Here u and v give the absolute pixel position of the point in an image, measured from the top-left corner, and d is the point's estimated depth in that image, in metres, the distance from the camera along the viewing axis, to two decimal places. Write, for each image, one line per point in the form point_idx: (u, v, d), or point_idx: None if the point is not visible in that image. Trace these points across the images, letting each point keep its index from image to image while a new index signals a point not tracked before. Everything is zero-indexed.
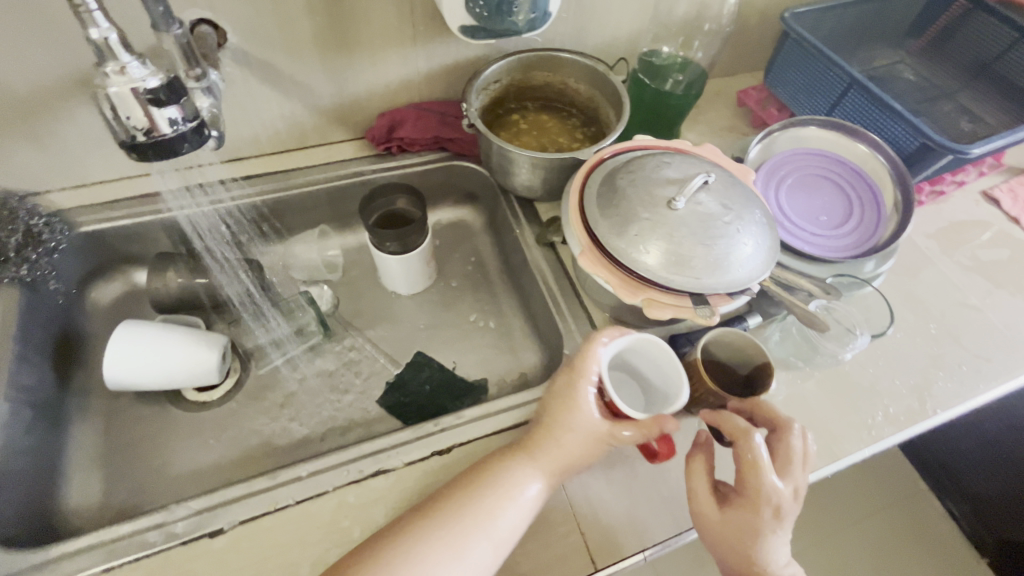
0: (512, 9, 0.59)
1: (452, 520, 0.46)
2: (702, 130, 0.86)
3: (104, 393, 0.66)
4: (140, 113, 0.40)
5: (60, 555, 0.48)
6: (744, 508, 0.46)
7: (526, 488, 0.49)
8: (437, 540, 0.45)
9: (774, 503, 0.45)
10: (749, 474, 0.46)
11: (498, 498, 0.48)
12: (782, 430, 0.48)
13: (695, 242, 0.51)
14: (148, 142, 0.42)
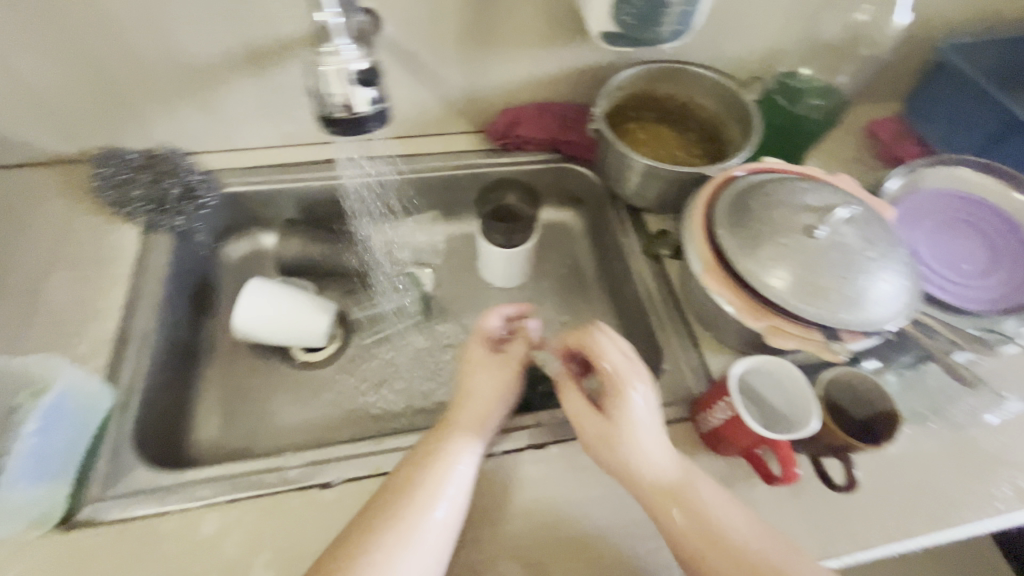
0: (660, 19, 0.60)
1: (399, 515, 0.46)
2: (827, 157, 0.82)
3: (226, 341, 0.73)
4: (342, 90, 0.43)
5: (190, 480, 0.53)
6: (629, 443, 0.49)
7: (470, 455, 0.52)
8: (384, 540, 0.44)
9: (647, 428, 0.50)
10: (609, 400, 0.52)
11: (445, 474, 0.49)
12: (597, 346, 0.54)
13: (832, 273, 0.49)
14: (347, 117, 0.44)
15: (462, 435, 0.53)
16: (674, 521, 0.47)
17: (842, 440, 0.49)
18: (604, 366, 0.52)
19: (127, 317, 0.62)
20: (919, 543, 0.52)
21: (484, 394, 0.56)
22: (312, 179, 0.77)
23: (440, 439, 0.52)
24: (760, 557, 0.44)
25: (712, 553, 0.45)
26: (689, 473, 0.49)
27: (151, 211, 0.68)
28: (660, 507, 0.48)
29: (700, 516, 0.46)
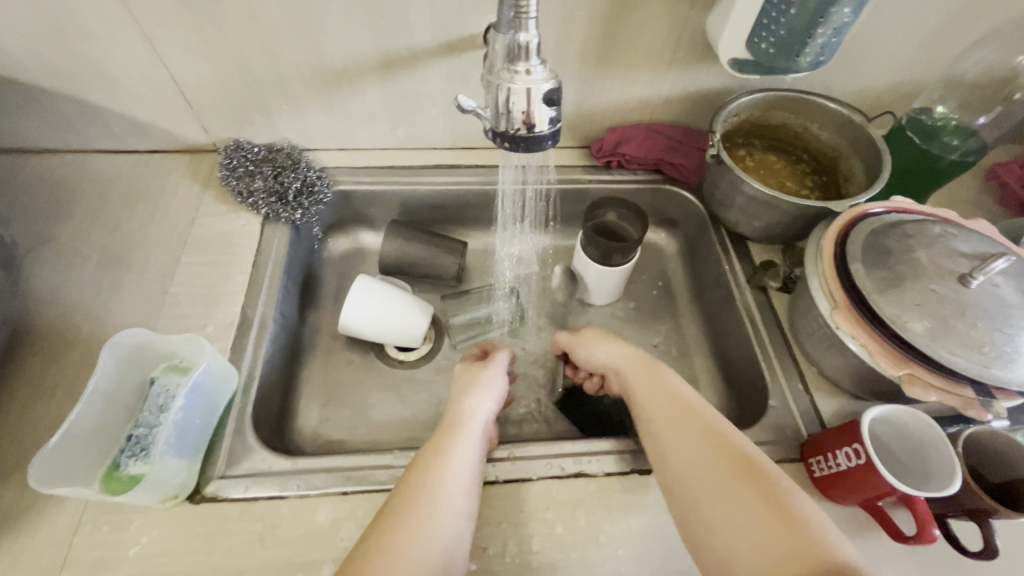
0: (802, 49, 0.58)
1: (421, 496, 0.45)
2: (946, 199, 0.78)
3: (327, 333, 0.75)
4: (526, 108, 0.42)
5: (306, 468, 0.54)
6: (625, 366, 0.59)
7: (472, 451, 0.51)
8: (414, 514, 0.43)
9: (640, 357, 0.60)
10: (591, 339, 0.64)
11: (456, 464, 0.49)
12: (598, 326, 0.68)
13: (989, 327, 0.47)
14: (525, 136, 0.43)
15: (463, 428, 0.53)
16: (665, 420, 0.50)
17: (985, 504, 0.46)
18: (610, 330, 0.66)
19: (247, 302, 0.65)
20: None
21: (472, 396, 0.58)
22: (418, 184, 0.79)
23: (443, 436, 0.52)
24: (732, 440, 0.45)
25: (697, 441, 0.46)
26: (686, 390, 0.53)
27: (273, 202, 0.71)
28: (654, 410, 0.52)
29: (671, 413, 0.50)
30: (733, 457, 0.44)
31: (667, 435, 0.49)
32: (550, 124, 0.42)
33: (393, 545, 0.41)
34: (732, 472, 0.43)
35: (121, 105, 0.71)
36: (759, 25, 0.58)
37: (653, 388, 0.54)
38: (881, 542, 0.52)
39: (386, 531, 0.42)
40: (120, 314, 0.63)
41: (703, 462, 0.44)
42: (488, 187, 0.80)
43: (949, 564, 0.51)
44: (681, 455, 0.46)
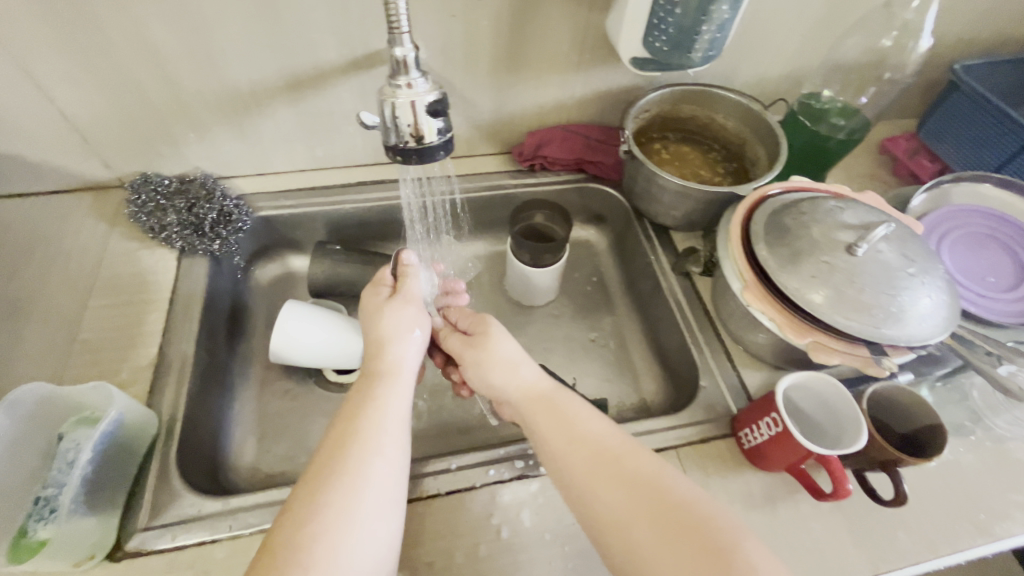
0: (692, 45, 0.61)
1: (351, 444, 0.45)
2: (845, 175, 0.85)
3: (260, 364, 0.73)
4: (412, 120, 0.42)
5: (239, 507, 0.52)
6: (527, 405, 0.52)
7: (403, 395, 0.52)
8: (344, 467, 0.44)
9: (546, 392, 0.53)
10: (487, 366, 0.57)
11: (385, 410, 0.49)
12: (492, 338, 0.59)
13: (876, 291, 0.50)
14: (415, 148, 0.43)
15: (388, 373, 0.53)
16: (587, 470, 0.45)
17: (891, 455, 0.50)
18: (508, 349, 0.57)
19: (166, 341, 0.62)
20: (963, 556, 0.54)
21: (397, 334, 0.56)
22: (342, 203, 0.78)
23: (368, 384, 0.52)
24: (665, 487, 0.42)
25: (607, 473, 0.44)
26: (593, 413, 0.50)
27: (187, 234, 0.68)
28: (563, 450, 0.47)
29: (580, 443, 0.47)
30: (641, 482, 0.43)
31: (589, 486, 0.45)
32: (438, 135, 0.43)
33: (330, 501, 0.42)
34: (639, 498, 0.42)
35: (6, 145, 0.67)
36: (650, 25, 0.61)
37: (570, 436, 0.48)
38: (808, 503, 0.56)
39: (318, 486, 0.42)
40: (22, 368, 0.58)
41: (647, 516, 0.41)
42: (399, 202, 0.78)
43: (871, 514, 0.55)
44: (616, 508, 0.42)
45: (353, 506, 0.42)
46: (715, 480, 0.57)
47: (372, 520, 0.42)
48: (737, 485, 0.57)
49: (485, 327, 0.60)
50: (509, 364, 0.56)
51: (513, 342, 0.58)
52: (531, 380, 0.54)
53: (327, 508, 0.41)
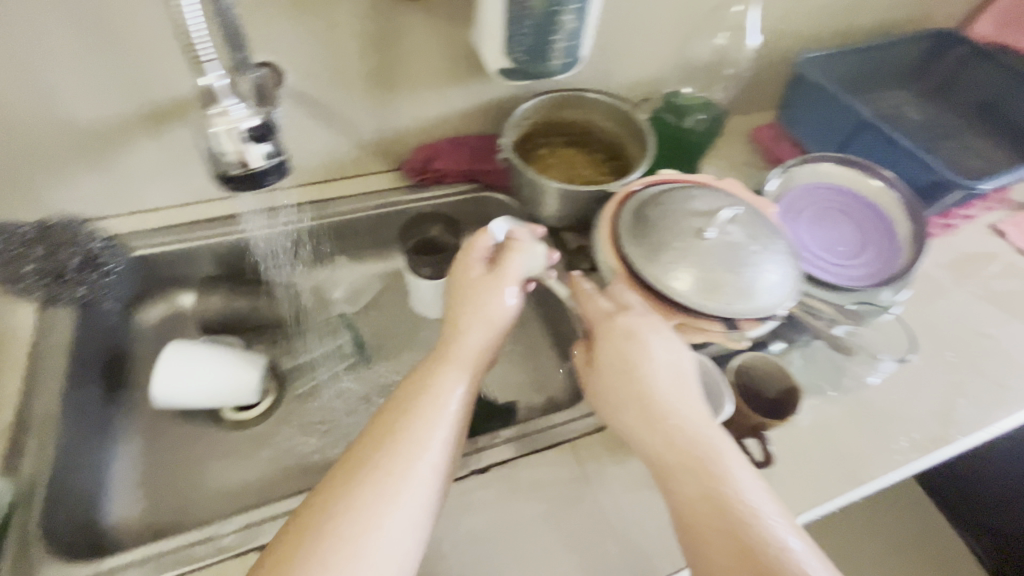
0: (549, 55, 0.64)
1: (396, 435, 0.46)
2: (720, 165, 0.91)
3: (149, 412, 0.69)
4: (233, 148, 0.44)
5: (117, 565, 0.51)
6: (666, 442, 0.47)
7: (460, 392, 0.50)
8: (384, 461, 0.44)
9: (678, 420, 0.47)
10: (635, 396, 0.49)
11: (438, 407, 0.48)
12: (637, 358, 0.50)
13: (723, 271, 0.55)
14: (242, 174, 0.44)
15: (453, 363, 0.51)
16: (696, 506, 0.43)
17: (753, 421, 0.55)
18: (653, 373, 0.49)
19: (27, 403, 0.58)
20: (836, 503, 0.60)
21: (477, 320, 0.53)
22: (225, 236, 0.74)
23: (429, 369, 0.51)
24: (743, 520, 0.42)
25: (705, 510, 0.43)
26: (709, 443, 0.46)
27: (47, 282, 0.64)
28: (682, 482, 0.45)
29: (694, 478, 0.44)
30: (728, 518, 0.42)
31: (692, 519, 0.43)
32: (264, 161, 0.46)
33: (367, 492, 0.42)
34: (725, 535, 0.41)
35: None
36: (508, 37, 0.63)
37: (691, 468, 0.45)
38: None
39: (356, 476, 0.43)
40: None
41: (710, 522, 0.42)
42: (246, 237, 0.75)
43: None
44: (714, 547, 0.41)
45: (392, 505, 0.43)
46: (608, 466, 0.60)
47: (408, 524, 0.43)
48: (629, 469, 0.60)
49: (615, 340, 0.51)
50: (649, 399, 0.48)
51: (655, 367, 0.49)
52: (691, 413, 0.48)
53: (362, 503, 0.42)
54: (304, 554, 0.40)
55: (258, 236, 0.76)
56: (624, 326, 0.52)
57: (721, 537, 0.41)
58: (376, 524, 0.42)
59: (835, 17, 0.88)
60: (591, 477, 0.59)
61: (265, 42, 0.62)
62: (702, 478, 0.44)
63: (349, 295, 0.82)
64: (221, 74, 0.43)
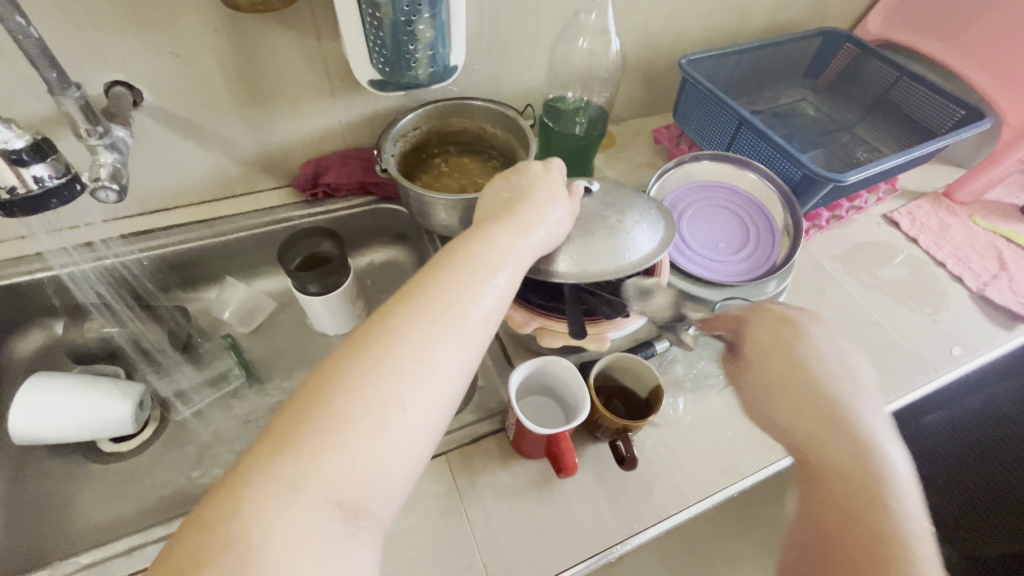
0: (412, 64, 0.64)
1: (426, 309, 0.40)
2: (622, 166, 0.92)
3: (15, 450, 0.66)
4: (7, 173, 0.40)
5: None
6: (846, 421, 0.39)
7: (495, 284, 0.44)
8: (404, 335, 0.38)
9: (814, 398, 0.41)
10: (819, 373, 0.42)
11: (469, 294, 0.42)
12: (788, 344, 0.44)
13: (582, 237, 0.53)
14: (14, 200, 0.41)
15: (490, 252, 0.45)
16: (838, 492, 0.37)
17: (618, 423, 0.55)
18: (801, 353, 0.43)
19: None
20: (713, 500, 0.59)
21: (528, 221, 0.49)
22: (83, 263, 0.71)
23: (470, 253, 0.45)
24: (877, 520, 0.35)
25: (845, 496, 0.37)
26: (865, 435, 0.39)
27: None
28: (820, 472, 0.38)
29: (831, 467, 0.38)
30: (870, 512, 0.35)
31: (818, 509, 0.38)
32: (41, 183, 0.42)
33: (387, 365, 0.37)
34: (858, 538, 0.35)
35: None
36: (369, 47, 0.62)
37: (842, 456, 0.38)
38: (571, 482, 0.59)
39: (385, 339, 0.38)
40: None
41: (838, 517, 0.36)
42: (57, 275, 0.70)
43: (628, 479, 0.59)
44: (843, 545, 0.35)
45: (415, 375, 0.38)
46: (484, 477, 0.59)
47: (431, 402, 0.38)
48: (504, 479, 0.59)
49: (773, 324, 0.46)
50: (796, 383, 0.42)
51: (819, 353, 0.43)
52: (871, 408, 0.40)
53: (390, 368, 0.37)
54: (315, 416, 0.35)
55: (69, 270, 0.70)
56: (780, 311, 0.46)
57: (846, 533, 0.36)
58: (397, 393, 0.37)
59: (722, 19, 0.90)
60: (465, 490, 0.58)
61: (113, 63, 0.60)
62: (840, 462, 0.38)
63: (240, 316, 0.80)
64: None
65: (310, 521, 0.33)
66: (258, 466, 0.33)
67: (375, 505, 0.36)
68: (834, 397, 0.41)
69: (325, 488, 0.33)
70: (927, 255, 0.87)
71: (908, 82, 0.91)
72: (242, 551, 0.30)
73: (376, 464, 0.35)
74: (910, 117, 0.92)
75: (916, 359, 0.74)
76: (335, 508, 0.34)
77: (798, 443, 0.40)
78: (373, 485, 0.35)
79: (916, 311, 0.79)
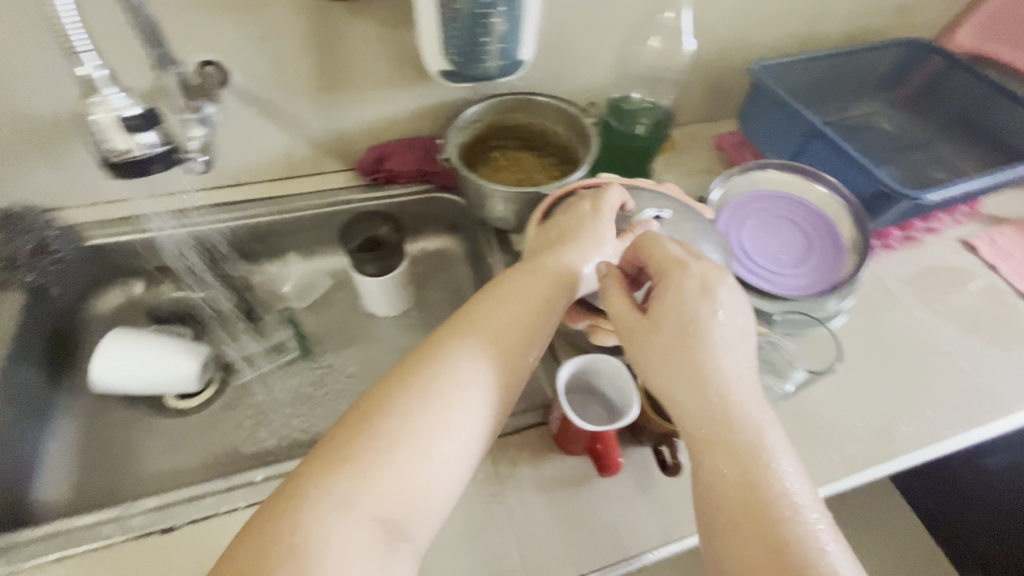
0: (482, 56, 0.65)
1: (465, 349, 0.45)
2: (680, 171, 0.90)
3: (92, 398, 0.71)
4: (118, 139, 0.44)
5: (23, 541, 0.53)
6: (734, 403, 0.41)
7: (526, 329, 0.49)
8: (447, 371, 0.44)
9: (714, 385, 0.42)
10: (712, 351, 0.43)
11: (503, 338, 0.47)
12: (702, 322, 0.43)
13: None
14: (123, 163, 0.45)
15: (524, 297, 0.50)
16: (738, 481, 0.38)
17: (665, 428, 0.54)
18: (705, 338, 0.43)
19: None
20: None
21: (565, 267, 0.53)
22: (162, 229, 0.76)
23: (507, 298, 0.50)
24: (773, 503, 0.37)
25: (742, 483, 0.38)
26: (753, 419, 0.41)
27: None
28: (718, 461, 0.40)
29: (729, 455, 0.40)
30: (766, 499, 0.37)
31: (721, 496, 0.39)
32: (147, 149, 0.45)
33: (433, 394, 0.42)
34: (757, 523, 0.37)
35: None
36: (442, 38, 0.64)
37: (737, 444, 0.40)
38: (611, 482, 0.59)
39: (436, 369, 0.44)
40: None
41: (745, 508, 0.38)
42: (149, 235, 0.75)
43: (668, 486, 0.59)
44: (748, 531, 0.37)
45: (459, 408, 0.42)
46: (523, 468, 0.59)
47: (471, 436, 0.43)
48: (544, 472, 0.59)
49: (684, 293, 0.45)
50: (698, 358, 0.42)
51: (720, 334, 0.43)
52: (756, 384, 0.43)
53: (435, 398, 0.42)
54: (369, 436, 0.40)
55: (164, 235, 0.76)
56: (696, 284, 0.45)
57: (751, 520, 0.37)
58: (442, 423, 0.41)
59: (799, 24, 0.87)
60: (504, 478, 0.59)
61: (207, 43, 0.64)
62: (740, 450, 0.40)
63: (299, 291, 0.84)
64: (98, 62, 0.42)
65: (358, 536, 0.37)
66: (315, 479, 0.38)
67: (416, 528, 0.39)
68: (729, 385, 0.42)
69: (373, 507, 0.37)
70: (1007, 285, 0.81)
71: (1000, 99, 0.85)
72: (302, 556, 0.35)
73: (418, 485, 0.39)
74: (999, 137, 0.87)
75: (989, 394, 0.69)
76: (380, 526, 0.38)
77: (701, 433, 0.41)
78: (416, 506, 0.39)
79: (990, 342, 0.74)
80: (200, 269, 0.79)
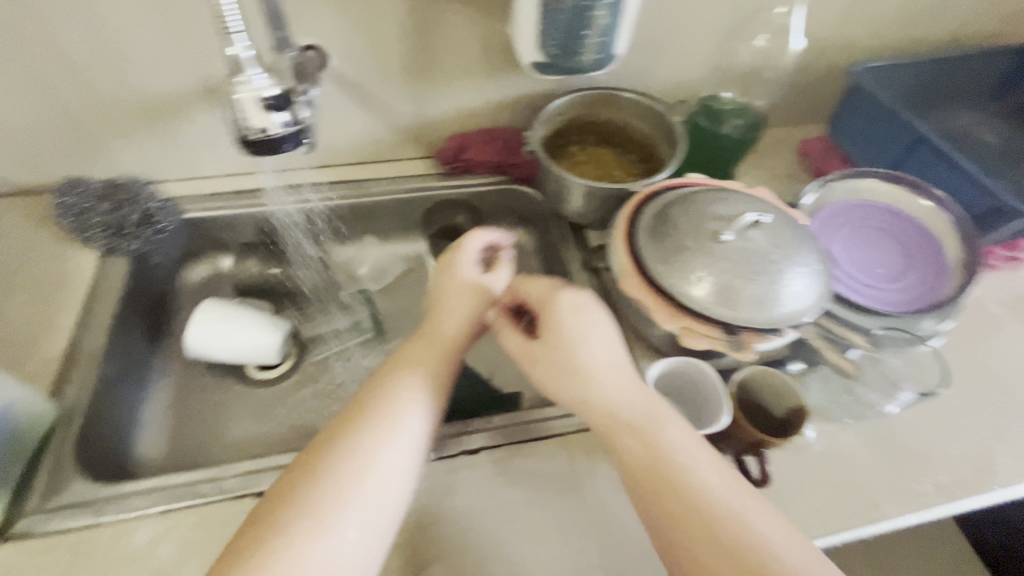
0: (580, 49, 0.64)
1: (369, 422, 0.46)
2: (763, 174, 0.87)
3: (182, 362, 0.75)
4: (258, 117, 0.47)
5: (128, 492, 0.57)
6: (628, 409, 0.48)
7: (425, 391, 0.50)
8: (349, 446, 0.44)
9: (605, 403, 0.48)
10: (588, 362, 0.50)
11: (404, 404, 0.48)
12: (579, 336, 0.51)
13: (738, 277, 0.52)
14: (260, 139, 0.48)
15: (424, 362, 0.52)
16: (663, 485, 0.44)
17: (756, 437, 0.53)
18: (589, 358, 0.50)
19: (77, 336, 0.66)
20: (841, 537, 0.56)
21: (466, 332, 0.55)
22: (253, 206, 0.79)
23: (405, 368, 0.51)
24: (704, 495, 0.43)
25: (670, 486, 0.44)
26: (649, 419, 0.47)
27: (110, 235, 0.71)
28: (640, 470, 0.45)
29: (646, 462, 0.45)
30: (696, 493, 0.43)
31: (664, 508, 0.43)
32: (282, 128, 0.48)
33: (338, 471, 0.43)
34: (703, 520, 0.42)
35: None
36: (541, 31, 0.63)
37: (645, 448, 0.46)
38: None
39: (340, 447, 0.44)
40: None
41: (688, 511, 0.43)
42: (267, 209, 0.80)
43: None
44: (695, 532, 0.42)
45: (365, 481, 0.43)
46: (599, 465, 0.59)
47: (385, 499, 0.43)
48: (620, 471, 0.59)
49: (565, 314, 0.53)
50: (585, 370, 0.50)
51: (591, 343, 0.51)
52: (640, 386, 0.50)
53: (336, 474, 0.43)
54: (277, 525, 0.40)
55: (281, 209, 0.80)
56: (568, 303, 0.53)
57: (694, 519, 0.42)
58: (349, 495, 0.42)
59: (905, 25, 0.82)
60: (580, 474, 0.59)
61: (312, 26, 0.66)
62: (653, 457, 0.45)
63: (373, 274, 0.86)
64: (246, 44, 0.45)
65: None
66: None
67: None
68: (619, 402, 0.48)
69: None
70: None
71: None
72: None
73: (339, 558, 0.40)
74: None
75: None
76: None
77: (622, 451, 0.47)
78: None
79: None
80: (305, 242, 0.82)
